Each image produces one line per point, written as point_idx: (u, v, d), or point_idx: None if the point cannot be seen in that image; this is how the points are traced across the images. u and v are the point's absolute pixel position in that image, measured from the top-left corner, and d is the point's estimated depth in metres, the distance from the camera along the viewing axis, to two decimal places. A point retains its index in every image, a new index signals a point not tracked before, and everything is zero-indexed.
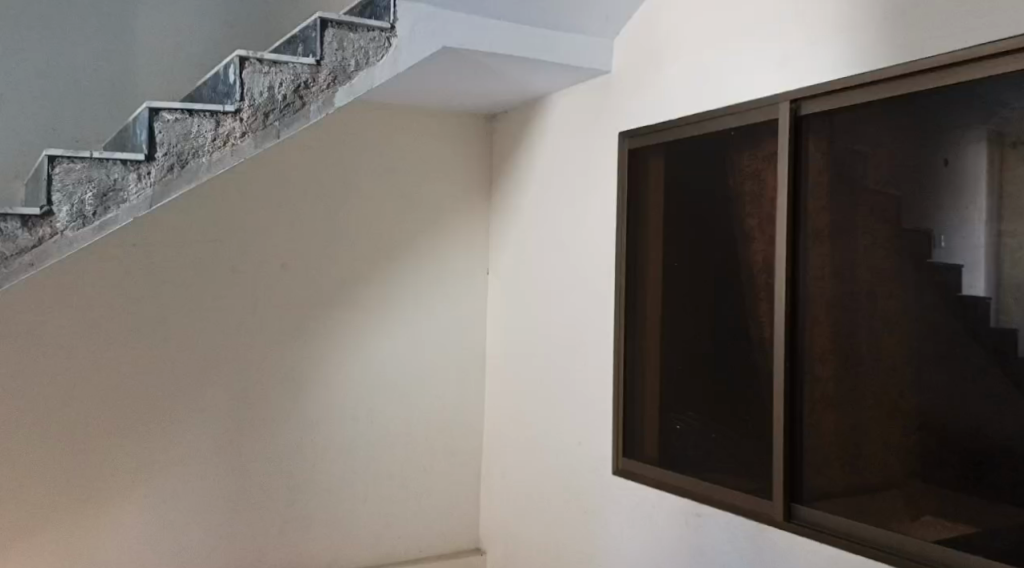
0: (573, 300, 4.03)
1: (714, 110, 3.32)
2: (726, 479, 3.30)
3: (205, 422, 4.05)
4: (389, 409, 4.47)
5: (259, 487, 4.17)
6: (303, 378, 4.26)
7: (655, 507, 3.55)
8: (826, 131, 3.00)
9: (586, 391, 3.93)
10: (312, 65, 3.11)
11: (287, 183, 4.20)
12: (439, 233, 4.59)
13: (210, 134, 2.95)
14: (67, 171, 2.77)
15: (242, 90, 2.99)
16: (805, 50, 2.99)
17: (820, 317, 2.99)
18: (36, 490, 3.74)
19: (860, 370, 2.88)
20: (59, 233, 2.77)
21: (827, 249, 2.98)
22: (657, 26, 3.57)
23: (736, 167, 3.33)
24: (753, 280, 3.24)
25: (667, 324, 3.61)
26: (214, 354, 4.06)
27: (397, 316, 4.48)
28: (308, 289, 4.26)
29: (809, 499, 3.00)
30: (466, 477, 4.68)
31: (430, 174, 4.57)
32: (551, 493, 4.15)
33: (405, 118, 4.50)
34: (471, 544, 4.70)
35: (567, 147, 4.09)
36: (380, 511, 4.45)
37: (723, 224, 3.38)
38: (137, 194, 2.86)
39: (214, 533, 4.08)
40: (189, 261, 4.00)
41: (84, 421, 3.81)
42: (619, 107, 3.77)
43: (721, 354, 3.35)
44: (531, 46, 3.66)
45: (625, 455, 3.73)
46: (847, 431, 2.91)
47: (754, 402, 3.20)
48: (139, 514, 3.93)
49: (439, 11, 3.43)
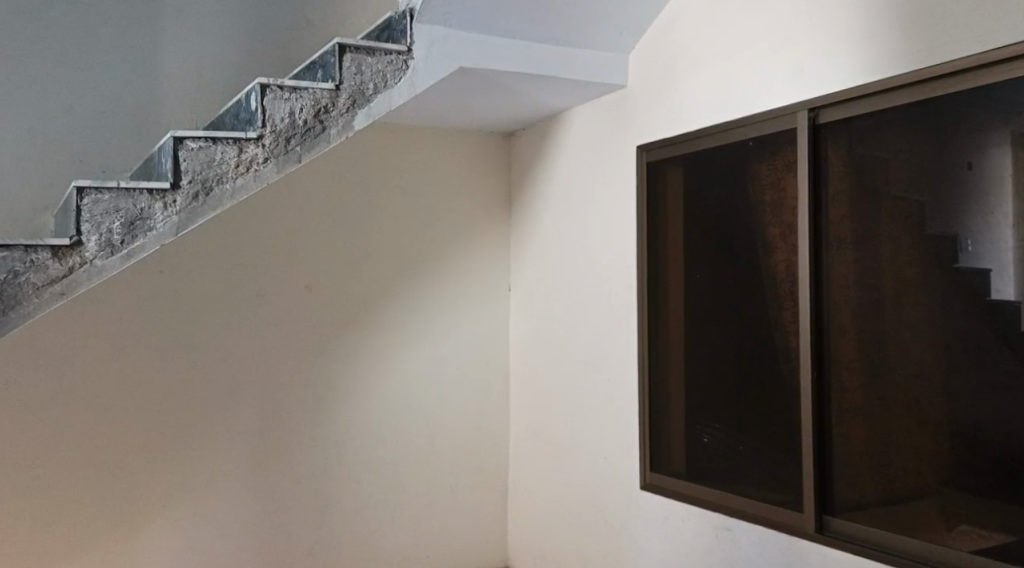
0: (596, 314, 4.03)
1: (732, 121, 3.33)
2: (755, 491, 3.29)
3: (235, 444, 4.08)
4: (415, 426, 4.48)
5: (288, 508, 4.19)
6: (330, 399, 4.28)
7: (684, 521, 3.54)
8: (845, 138, 2.98)
9: (611, 405, 3.93)
10: (332, 90, 3.16)
11: (308, 206, 4.24)
12: (460, 250, 4.61)
13: (233, 160, 3.00)
14: (96, 202, 2.81)
15: (264, 117, 3.03)
16: (821, 58, 3.00)
17: (845, 326, 2.97)
18: (70, 516, 3.78)
19: (887, 378, 2.86)
20: (88, 263, 2.81)
21: (849, 257, 2.97)
22: (673, 39, 3.59)
23: (755, 176, 3.31)
24: (775, 289, 3.22)
25: (690, 337, 3.59)
26: (242, 378, 4.09)
27: (420, 333, 4.50)
28: (332, 311, 4.29)
29: (840, 510, 2.98)
30: (492, 494, 4.67)
31: (449, 192, 4.59)
32: (578, 507, 4.13)
33: (423, 136, 4.52)
34: (499, 559, 4.69)
35: (586, 161, 4.10)
36: (407, 529, 4.45)
37: (742, 234, 3.36)
38: (163, 222, 2.90)
39: (244, 554, 4.10)
40: (215, 286, 4.04)
41: (116, 447, 3.85)
42: (636, 120, 3.78)
43: (746, 365, 3.33)
44: (547, 63, 3.69)
45: (653, 469, 3.72)
46: (876, 440, 2.89)
47: (782, 414, 3.18)
48: (172, 538, 3.96)
49: (456, 32, 3.47)
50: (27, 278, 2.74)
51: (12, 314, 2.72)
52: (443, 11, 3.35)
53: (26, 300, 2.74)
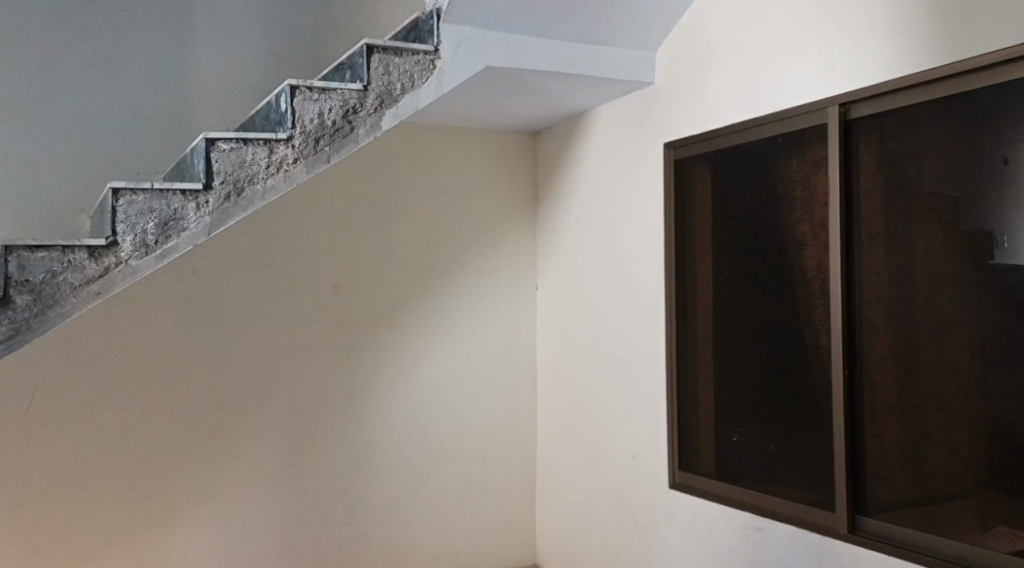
0: (623, 313, 4.02)
1: (761, 118, 3.31)
2: (786, 492, 3.27)
3: (266, 443, 4.11)
4: (443, 425, 4.49)
5: (319, 506, 4.22)
6: (359, 398, 4.30)
7: (714, 521, 3.52)
8: (877, 134, 2.96)
9: (638, 404, 3.92)
10: (360, 90, 3.17)
11: (336, 206, 4.26)
12: (487, 249, 4.62)
13: (264, 161, 3.02)
14: (130, 203, 2.85)
15: (294, 117, 3.06)
16: (852, 54, 2.98)
17: (878, 324, 2.94)
18: (106, 513, 3.83)
19: (922, 377, 2.83)
20: (124, 263, 2.85)
21: (882, 254, 2.94)
22: (700, 36, 3.58)
23: (785, 173, 3.28)
24: (806, 287, 3.20)
25: (720, 335, 3.58)
26: (273, 377, 4.12)
27: (447, 333, 4.51)
28: (361, 310, 4.31)
29: (874, 510, 2.96)
30: (520, 492, 4.68)
31: (475, 192, 4.60)
32: (607, 505, 4.12)
33: (450, 136, 4.53)
34: (528, 558, 4.69)
35: (613, 159, 4.09)
36: (436, 528, 4.46)
37: (773, 231, 3.34)
38: (196, 222, 2.93)
39: (276, 551, 4.13)
40: (245, 287, 4.07)
41: (150, 445, 3.90)
42: (664, 118, 3.77)
43: (777, 364, 3.31)
44: (574, 62, 3.69)
45: (682, 468, 3.71)
46: (910, 439, 2.86)
47: (813, 413, 3.16)
48: (205, 535, 4.00)
49: (482, 32, 3.47)
50: (65, 278, 2.79)
51: (51, 313, 2.77)
52: (469, 11, 3.36)
53: (64, 300, 2.78)
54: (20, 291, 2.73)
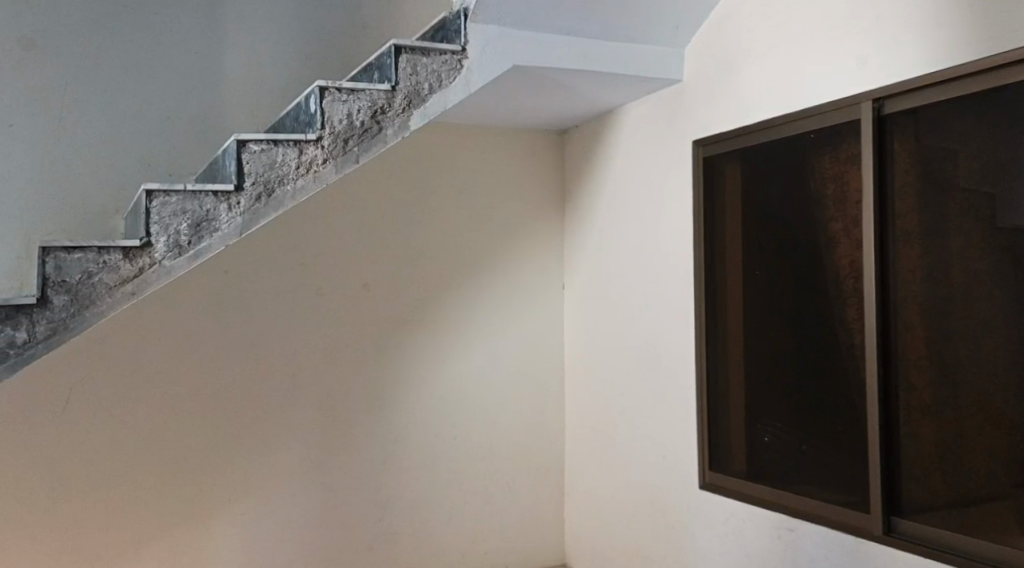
0: (652, 312, 4.00)
1: (792, 114, 3.27)
2: (819, 493, 3.24)
3: (296, 442, 4.13)
4: (471, 424, 4.49)
5: (348, 505, 4.23)
6: (388, 398, 4.31)
7: (745, 521, 3.50)
8: (912, 129, 2.92)
9: (668, 403, 3.89)
10: (388, 91, 3.18)
11: (365, 205, 4.27)
12: (515, 249, 4.61)
13: (294, 162, 3.04)
14: (164, 204, 2.88)
15: (323, 119, 3.07)
16: (886, 49, 2.94)
17: (913, 323, 2.90)
18: (139, 511, 3.87)
19: (958, 376, 2.79)
20: (158, 263, 2.87)
21: (917, 252, 2.90)
22: (730, 33, 3.55)
23: (817, 170, 3.25)
24: (839, 285, 3.16)
25: (750, 334, 3.55)
26: (302, 376, 4.14)
27: (475, 333, 4.51)
28: (389, 309, 4.32)
29: (909, 511, 2.92)
30: (548, 492, 4.66)
31: (502, 191, 4.59)
32: (636, 505, 4.10)
33: (477, 135, 4.53)
34: (557, 557, 4.68)
35: (641, 158, 4.07)
36: (464, 527, 4.46)
37: (804, 229, 3.30)
38: (228, 223, 2.95)
39: (306, 549, 4.15)
40: (275, 287, 4.09)
41: (183, 444, 3.93)
42: (693, 116, 3.74)
43: (809, 363, 3.28)
44: (603, 60, 3.67)
45: (712, 469, 3.68)
46: (946, 439, 2.82)
47: (846, 413, 3.13)
48: (236, 533, 4.02)
49: (509, 30, 3.46)
50: (100, 278, 2.82)
51: (88, 313, 2.80)
52: (496, 10, 3.35)
53: (100, 300, 2.81)
54: (58, 292, 2.77)
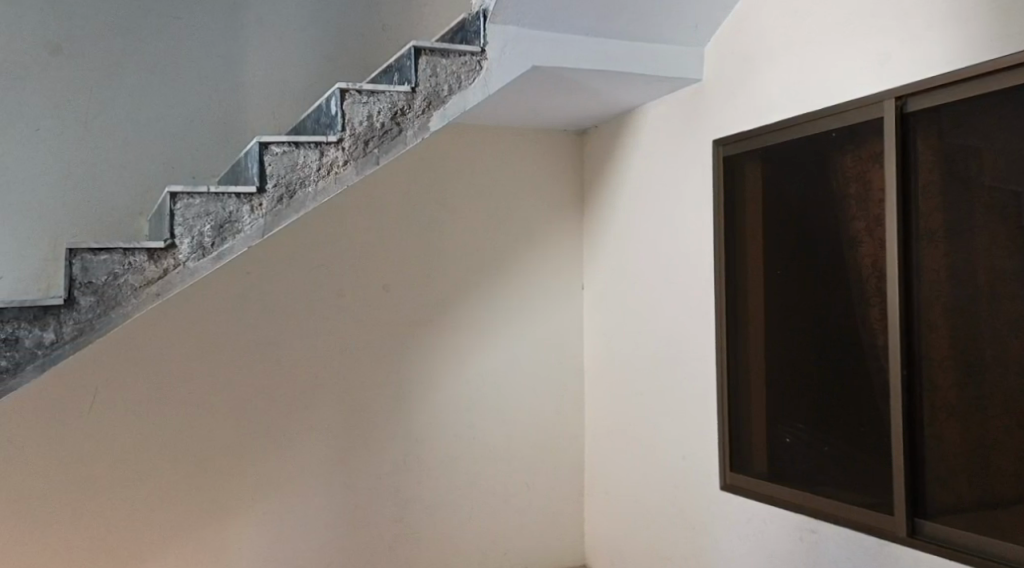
0: (672, 311, 3.99)
1: (813, 112, 3.26)
2: (841, 493, 3.22)
3: (317, 441, 4.15)
4: (490, 424, 4.49)
5: (369, 504, 4.25)
6: (408, 397, 4.32)
7: (767, 522, 3.48)
8: (935, 127, 2.90)
9: (688, 403, 3.88)
10: (408, 92, 3.19)
11: (385, 206, 4.28)
12: (534, 249, 4.61)
13: (316, 164, 3.05)
14: (188, 206, 2.90)
15: (344, 120, 3.09)
16: (910, 47, 2.92)
17: (937, 323, 2.88)
18: (164, 510, 3.90)
19: (983, 377, 2.77)
20: (182, 264, 2.90)
21: (941, 251, 2.88)
22: (750, 32, 3.53)
23: (839, 169, 3.23)
24: (862, 285, 3.14)
25: (772, 334, 3.53)
26: (323, 376, 4.16)
27: (495, 333, 4.51)
28: (409, 310, 4.33)
29: (933, 513, 2.90)
30: (568, 492, 4.66)
31: (521, 192, 4.59)
32: (656, 505, 4.10)
33: (496, 136, 4.53)
34: (577, 557, 4.68)
35: (661, 157, 4.05)
36: (485, 526, 4.47)
37: (826, 228, 3.28)
38: (250, 225, 2.97)
39: (327, 548, 4.17)
40: (296, 288, 4.11)
41: (206, 444, 3.96)
42: (713, 115, 3.73)
43: (831, 363, 3.26)
44: (623, 60, 3.67)
45: (733, 469, 3.67)
46: (971, 440, 2.80)
47: (870, 413, 3.11)
48: (259, 532, 4.05)
49: (529, 31, 3.46)
50: (125, 280, 2.84)
51: (113, 314, 2.82)
52: (516, 11, 3.35)
53: (126, 300, 2.84)
54: (84, 293, 2.79)
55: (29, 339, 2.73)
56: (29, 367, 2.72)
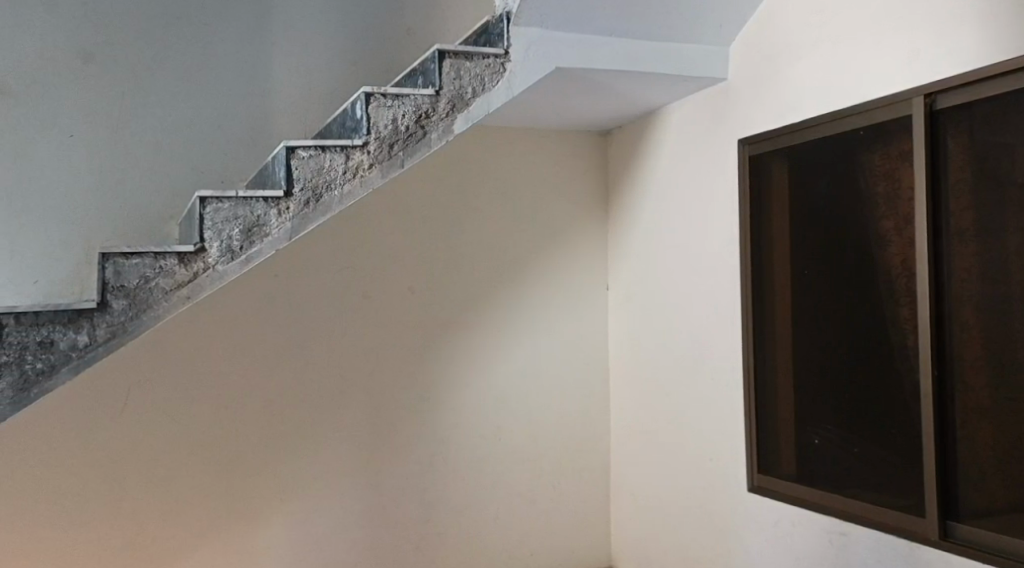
0: (698, 312, 3.97)
1: (841, 111, 3.23)
2: (871, 496, 3.19)
3: (344, 443, 4.16)
4: (515, 426, 4.49)
5: (396, 505, 4.26)
6: (434, 399, 4.33)
7: (795, 524, 3.46)
8: (966, 125, 2.87)
9: (715, 405, 3.86)
10: (432, 96, 3.20)
11: (410, 209, 4.29)
12: (558, 250, 4.60)
13: (342, 167, 3.07)
14: (217, 210, 2.93)
15: (369, 124, 3.10)
16: (939, 44, 2.90)
17: (969, 323, 2.85)
18: (194, 511, 3.93)
19: (1016, 377, 2.74)
20: (211, 268, 2.92)
21: (973, 249, 2.85)
22: (776, 31, 3.51)
23: (867, 167, 3.20)
24: (891, 285, 3.11)
25: (799, 335, 3.50)
26: (349, 378, 4.17)
27: (519, 335, 4.51)
28: (434, 312, 4.34)
29: (965, 515, 2.87)
30: (594, 493, 4.65)
31: (545, 193, 4.58)
32: (684, 506, 4.08)
33: (519, 138, 4.53)
34: (603, 558, 4.66)
35: (686, 158, 4.04)
36: (511, 527, 4.47)
37: (854, 227, 3.25)
38: (278, 228, 2.99)
39: (355, 549, 4.19)
40: (322, 290, 4.13)
41: (235, 445, 3.98)
42: (739, 114, 3.71)
43: (861, 364, 3.23)
44: (648, 60, 3.66)
45: (760, 471, 3.64)
46: (1004, 441, 2.77)
47: (900, 414, 3.08)
48: (287, 533, 4.07)
49: (553, 33, 3.46)
50: (157, 283, 2.87)
51: (145, 316, 2.85)
52: (540, 13, 3.34)
53: (157, 303, 2.87)
54: (117, 296, 2.82)
55: (64, 341, 2.76)
56: (64, 368, 2.75)
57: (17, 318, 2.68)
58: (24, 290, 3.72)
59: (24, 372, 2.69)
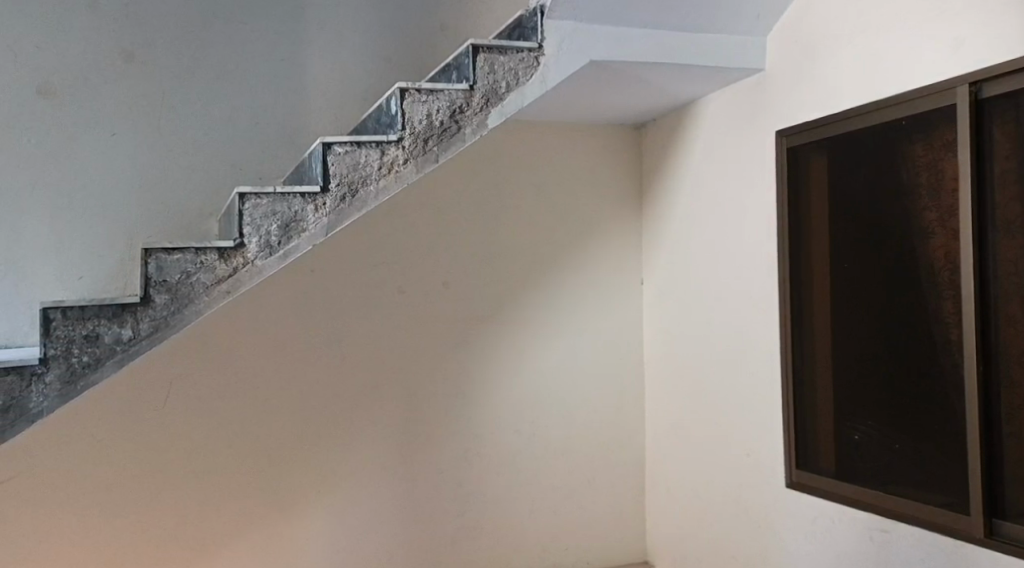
0: (734, 307, 3.93)
1: (881, 101, 3.18)
2: (914, 492, 3.14)
3: (379, 438, 4.17)
4: (550, 422, 4.48)
5: (431, 499, 4.26)
6: (469, 394, 4.32)
7: (836, 521, 3.41)
8: (1013, 113, 2.81)
9: (753, 399, 3.82)
10: (466, 91, 3.19)
11: (444, 204, 4.29)
12: (592, 245, 4.58)
13: (377, 162, 3.07)
14: (256, 206, 2.94)
15: (404, 120, 3.10)
16: (984, 33, 2.84)
17: (1016, 317, 2.80)
18: (233, 504, 3.96)
19: None
20: (250, 263, 2.94)
21: (1019, 242, 2.79)
22: (813, 21, 3.46)
23: (908, 159, 3.14)
24: (934, 279, 3.06)
25: (838, 330, 3.44)
26: (384, 374, 4.18)
27: (552, 331, 4.49)
28: (468, 306, 4.33)
29: (1013, 514, 2.82)
30: (628, 489, 4.62)
31: (579, 188, 4.56)
32: (720, 502, 4.04)
33: (553, 133, 4.51)
34: (638, 556, 4.63)
35: (722, 151, 4.00)
36: (546, 523, 4.46)
37: (896, 219, 3.20)
38: (315, 223, 3.00)
39: (391, 542, 4.20)
40: (357, 287, 4.14)
41: (273, 439, 4.01)
42: (776, 106, 3.66)
43: (903, 360, 3.17)
44: (684, 52, 3.62)
45: (798, 468, 3.59)
46: None
47: (944, 410, 3.02)
48: (323, 526, 4.09)
49: (586, 26, 3.43)
50: (198, 278, 2.89)
51: (187, 311, 2.88)
52: (573, 7, 3.32)
53: (197, 298, 2.89)
54: (159, 291, 2.85)
55: (109, 335, 2.80)
56: (109, 362, 2.79)
57: (64, 313, 2.75)
58: (70, 285, 3.77)
59: (71, 367, 2.75)
